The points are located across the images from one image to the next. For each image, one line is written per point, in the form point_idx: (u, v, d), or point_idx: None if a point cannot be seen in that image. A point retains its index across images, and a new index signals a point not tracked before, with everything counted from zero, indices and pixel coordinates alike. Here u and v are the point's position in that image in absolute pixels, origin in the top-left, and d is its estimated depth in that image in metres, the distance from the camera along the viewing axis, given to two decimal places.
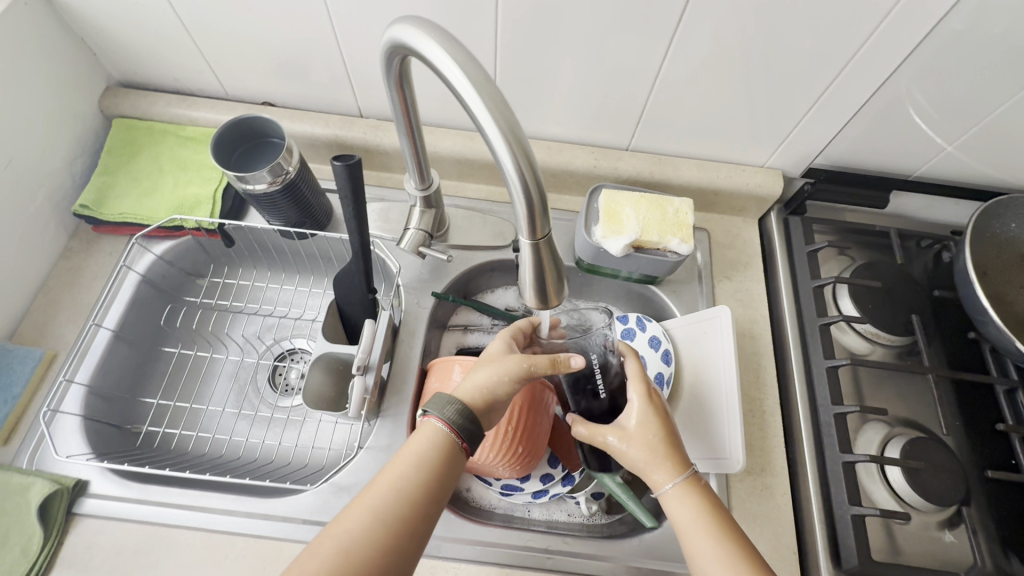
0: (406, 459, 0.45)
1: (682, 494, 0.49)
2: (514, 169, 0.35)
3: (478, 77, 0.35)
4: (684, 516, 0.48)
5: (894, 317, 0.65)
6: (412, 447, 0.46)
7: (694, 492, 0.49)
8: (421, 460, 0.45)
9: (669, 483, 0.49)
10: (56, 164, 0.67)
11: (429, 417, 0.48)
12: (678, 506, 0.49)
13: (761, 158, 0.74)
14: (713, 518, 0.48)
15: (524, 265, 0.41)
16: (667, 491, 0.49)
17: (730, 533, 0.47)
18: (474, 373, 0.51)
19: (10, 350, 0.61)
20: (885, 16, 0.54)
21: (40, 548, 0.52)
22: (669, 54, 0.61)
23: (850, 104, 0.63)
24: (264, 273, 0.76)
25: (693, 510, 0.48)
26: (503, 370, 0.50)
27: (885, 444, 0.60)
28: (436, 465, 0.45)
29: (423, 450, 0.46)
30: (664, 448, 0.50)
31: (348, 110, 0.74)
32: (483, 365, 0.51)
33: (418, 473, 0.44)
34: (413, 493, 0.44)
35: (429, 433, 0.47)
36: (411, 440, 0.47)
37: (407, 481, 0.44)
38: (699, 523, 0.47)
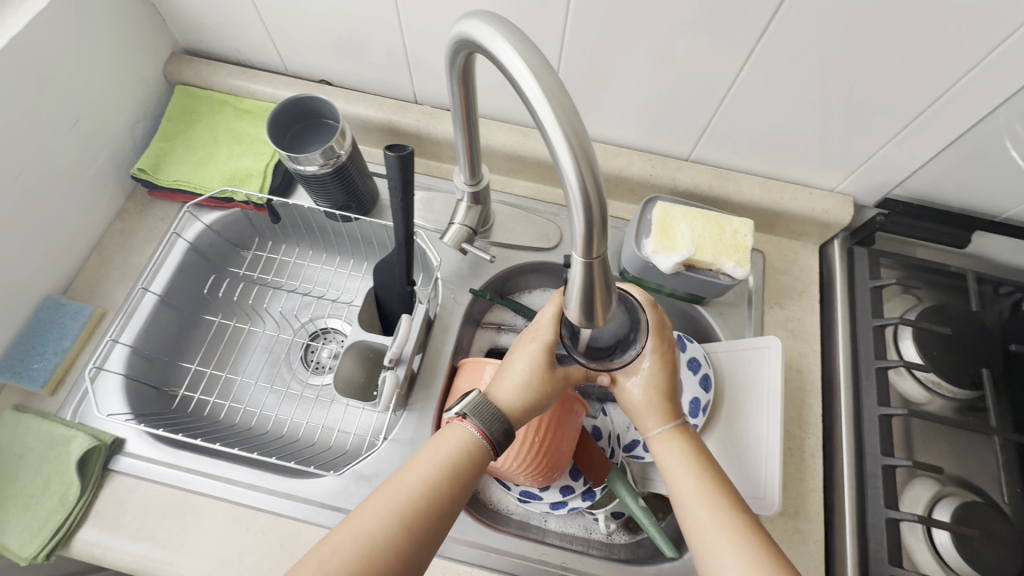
0: (431, 457, 0.44)
1: (672, 439, 0.49)
2: (576, 177, 0.32)
3: (549, 82, 0.32)
4: (668, 458, 0.48)
5: (960, 368, 0.60)
6: (437, 447, 0.45)
7: (681, 439, 0.49)
8: (445, 461, 0.44)
9: (659, 428, 0.49)
10: (119, 126, 0.68)
11: (465, 420, 0.47)
12: (663, 450, 0.49)
13: (831, 182, 0.69)
14: (698, 460, 0.48)
15: (570, 286, 0.38)
16: (657, 437, 0.49)
17: (712, 478, 0.47)
18: (521, 390, 0.48)
19: (64, 306, 0.63)
20: (997, 45, 0.48)
21: (76, 500, 0.54)
22: (748, 63, 0.57)
23: (943, 135, 0.58)
24: (306, 251, 0.76)
25: (681, 456, 0.48)
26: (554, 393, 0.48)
27: (934, 504, 0.56)
28: (460, 466, 0.44)
29: (449, 450, 0.45)
30: (659, 399, 0.50)
31: (403, 95, 0.73)
32: (531, 380, 0.48)
33: (443, 473, 0.44)
34: (437, 491, 0.43)
35: (460, 433, 0.46)
36: (436, 439, 0.46)
37: (430, 480, 0.43)
38: (684, 462, 0.48)
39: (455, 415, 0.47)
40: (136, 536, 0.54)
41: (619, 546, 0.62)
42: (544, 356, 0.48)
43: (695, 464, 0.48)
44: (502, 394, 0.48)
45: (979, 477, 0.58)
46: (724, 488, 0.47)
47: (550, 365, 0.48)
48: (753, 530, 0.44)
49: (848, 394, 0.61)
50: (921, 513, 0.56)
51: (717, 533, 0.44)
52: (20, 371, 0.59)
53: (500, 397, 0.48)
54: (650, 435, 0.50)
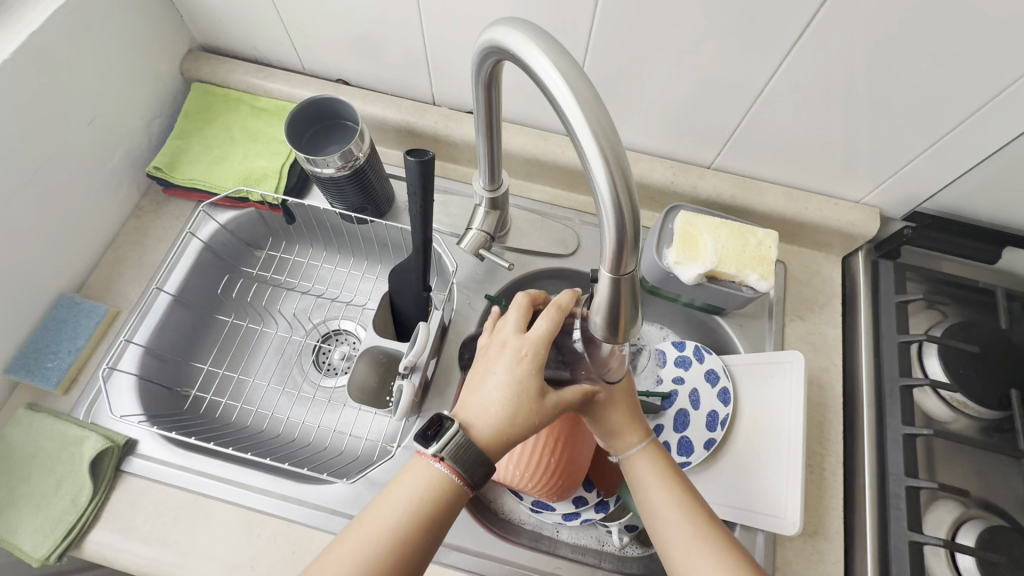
0: (394, 500, 0.43)
1: (648, 454, 0.51)
2: (610, 191, 0.31)
3: (585, 93, 0.31)
4: (643, 474, 0.50)
5: (987, 387, 0.59)
6: (400, 487, 0.44)
7: (655, 454, 0.51)
8: (408, 505, 0.43)
9: (635, 447, 0.51)
10: (135, 123, 0.68)
11: (442, 463, 0.43)
12: (638, 467, 0.51)
13: (858, 193, 0.67)
14: (670, 475, 0.50)
15: (597, 302, 0.36)
16: (633, 453, 0.51)
17: (685, 493, 0.49)
18: (504, 424, 0.44)
19: (78, 304, 0.63)
20: None
21: (88, 501, 0.54)
22: (778, 72, 0.56)
23: (977, 150, 0.56)
24: (319, 252, 0.75)
25: (655, 471, 0.50)
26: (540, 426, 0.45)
27: (957, 526, 0.55)
28: (426, 512, 0.43)
29: (415, 493, 0.43)
30: (632, 416, 0.51)
31: (421, 96, 0.72)
32: (516, 415, 0.44)
33: (407, 519, 0.42)
34: (402, 537, 0.42)
35: (427, 471, 0.44)
36: (401, 478, 0.44)
37: (393, 526, 0.42)
38: (658, 478, 0.50)
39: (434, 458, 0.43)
40: (148, 539, 0.53)
41: (631, 559, 0.60)
42: (531, 386, 0.44)
43: (668, 479, 0.50)
44: (481, 425, 0.44)
45: (1005, 500, 0.56)
46: (696, 502, 0.49)
47: (537, 397, 0.44)
48: (723, 539, 0.47)
49: (870, 411, 0.60)
50: (944, 536, 0.54)
51: (693, 546, 0.46)
52: (34, 369, 0.59)
53: (483, 430, 0.44)
54: (626, 453, 0.51)
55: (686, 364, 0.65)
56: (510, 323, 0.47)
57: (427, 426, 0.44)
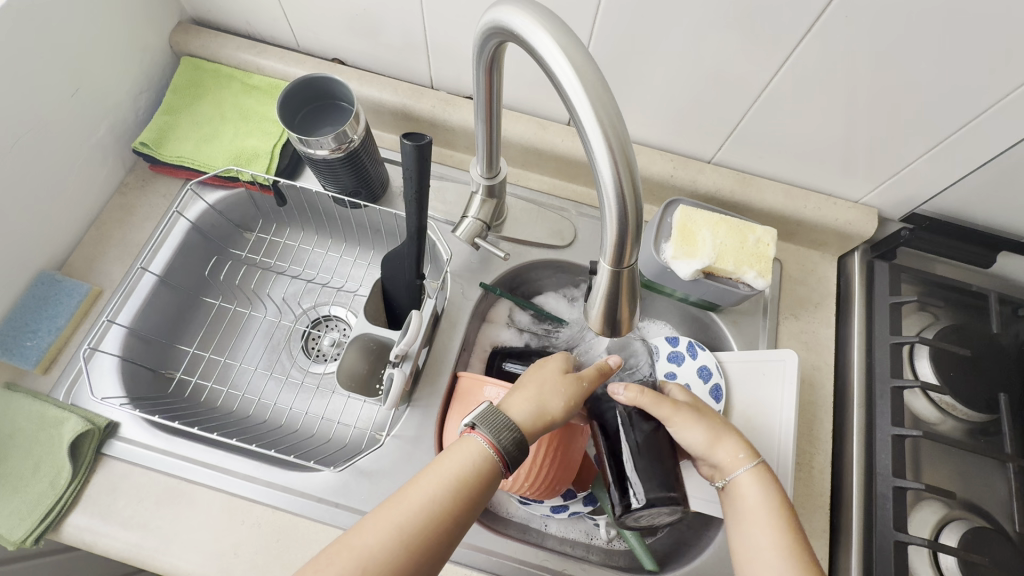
0: (441, 477, 0.43)
1: (755, 478, 0.50)
2: (613, 182, 0.30)
3: (592, 80, 0.30)
4: (755, 499, 0.49)
5: (976, 390, 0.59)
6: (449, 463, 0.43)
7: (767, 479, 0.50)
8: (455, 483, 0.43)
9: (742, 469, 0.50)
10: (121, 96, 0.65)
11: (475, 432, 0.45)
12: (747, 488, 0.50)
13: (857, 193, 0.67)
14: (783, 508, 0.48)
15: (595, 295, 0.36)
16: (740, 474, 0.50)
17: (796, 526, 0.48)
18: (537, 395, 0.48)
19: (59, 282, 0.61)
20: None
21: (68, 483, 0.53)
22: (784, 67, 0.55)
23: (978, 155, 0.56)
24: (310, 236, 0.74)
25: (761, 495, 0.49)
26: (572, 395, 0.49)
27: (940, 527, 0.55)
28: (467, 489, 0.43)
29: (459, 471, 0.43)
30: (733, 436, 0.52)
31: (419, 79, 0.70)
32: (545, 384, 0.49)
33: (448, 496, 0.42)
34: (440, 513, 0.42)
35: (472, 453, 0.44)
36: (449, 456, 0.44)
37: (435, 503, 0.42)
38: (771, 509, 0.48)
39: (467, 429, 0.46)
40: (128, 524, 0.52)
41: (619, 552, 0.61)
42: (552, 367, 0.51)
43: (776, 510, 0.48)
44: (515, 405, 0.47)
45: (988, 502, 0.57)
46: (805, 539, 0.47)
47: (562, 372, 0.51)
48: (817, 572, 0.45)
49: (860, 412, 0.60)
50: (928, 536, 0.55)
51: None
52: (12, 348, 0.57)
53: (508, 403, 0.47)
54: (733, 473, 0.50)
55: (678, 360, 0.64)
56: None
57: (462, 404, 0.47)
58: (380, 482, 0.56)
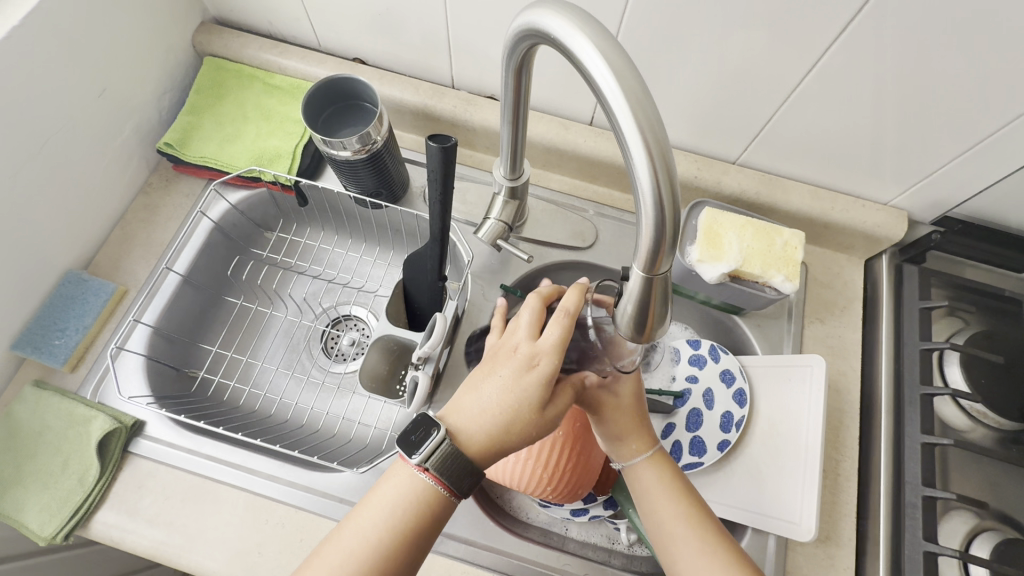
0: (375, 513, 0.41)
1: (653, 465, 0.50)
2: (652, 188, 0.29)
3: (631, 82, 0.29)
4: (650, 485, 0.49)
5: (1010, 398, 0.57)
6: (381, 500, 0.42)
7: (664, 464, 0.50)
8: (391, 518, 0.41)
9: (640, 456, 0.50)
10: (145, 96, 0.66)
11: (425, 471, 0.41)
12: (645, 476, 0.49)
13: (886, 195, 0.65)
14: (679, 489, 0.49)
15: (625, 301, 0.35)
16: (635, 461, 0.50)
17: (699, 508, 0.48)
18: (502, 437, 0.42)
19: (86, 281, 0.62)
20: None
21: (96, 480, 0.53)
22: (815, 68, 0.53)
23: (1013, 159, 0.54)
24: (330, 236, 0.74)
25: (659, 481, 0.49)
26: (541, 433, 0.44)
27: (971, 538, 0.54)
28: (404, 521, 0.41)
29: (390, 506, 0.42)
30: (638, 423, 0.50)
31: (440, 79, 0.70)
32: (514, 421, 0.42)
33: (385, 531, 0.41)
34: (380, 551, 0.41)
35: (403, 482, 0.42)
36: (381, 490, 0.43)
37: (372, 542, 0.41)
38: (666, 492, 0.49)
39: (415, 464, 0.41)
40: (155, 521, 0.53)
41: (640, 558, 0.60)
42: (534, 399, 0.42)
43: (677, 492, 0.49)
44: (471, 434, 0.42)
45: (1021, 512, 0.56)
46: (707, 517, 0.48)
47: (540, 407, 0.42)
48: (734, 552, 0.46)
49: (888, 419, 0.59)
50: (958, 547, 0.54)
51: (699, 559, 0.46)
52: (41, 347, 0.58)
53: (469, 439, 0.42)
54: (630, 461, 0.50)
55: (700, 363, 0.64)
56: (522, 323, 0.45)
57: (411, 433, 0.41)
58: None
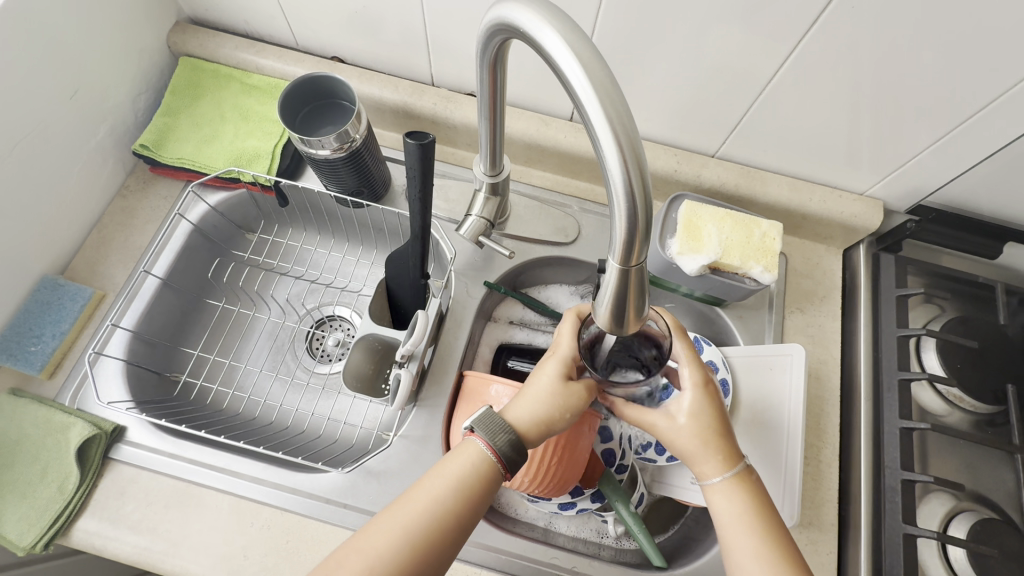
0: (443, 478, 0.43)
1: (732, 490, 0.46)
2: (623, 180, 0.30)
3: (601, 76, 0.30)
4: (726, 509, 0.46)
5: (984, 381, 0.58)
6: (453, 466, 0.43)
7: (745, 490, 0.47)
8: (458, 484, 0.43)
9: (718, 478, 0.47)
10: (120, 98, 0.65)
11: (473, 435, 0.45)
12: (723, 499, 0.47)
13: (861, 185, 0.67)
14: (759, 515, 0.46)
15: (602, 293, 0.35)
16: (714, 484, 0.47)
17: (773, 537, 0.45)
18: (520, 398, 0.47)
19: (62, 286, 0.61)
20: None
21: (76, 488, 0.52)
22: (789, 58, 0.54)
23: (983, 145, 0.55)
24: (313, 236, 0.74)
25: (738, 507, 0.46)
26: (570, 406, 0.46)
27: (949, 519, 0.55)
28: (471, 489, 0.43)
29: (462, 473, 0.43)
30: (714, 441, 0.48)
31: (419, 76, 0.70)
32: (537, 390, 0.47)
33: (453, 496, 0.42)
34: (444, 515, 0.42)
35: (472, 453, 0.44)
36: (455, 456, 0.44)
37: (440, 503, 0.42)
38: (745, 519, 0.45)
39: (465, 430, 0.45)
40: (137, 527, 0.52)
41: (629, 548, 0.61)
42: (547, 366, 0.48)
43: (754, 520, 0.45)
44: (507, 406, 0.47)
45: (996, 493, 0.57)
46: (786, 545, 0.45)
47: (562, 380, 0.47)
48: None
49: (868, 405, 0.60)
50: (936, 528, 0.55)
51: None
52: (16, 353, 0.57)
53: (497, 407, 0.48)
54: (708, 482, 0.47)
55: None
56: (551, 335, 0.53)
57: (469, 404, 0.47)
58: (388, 483, 0.56)
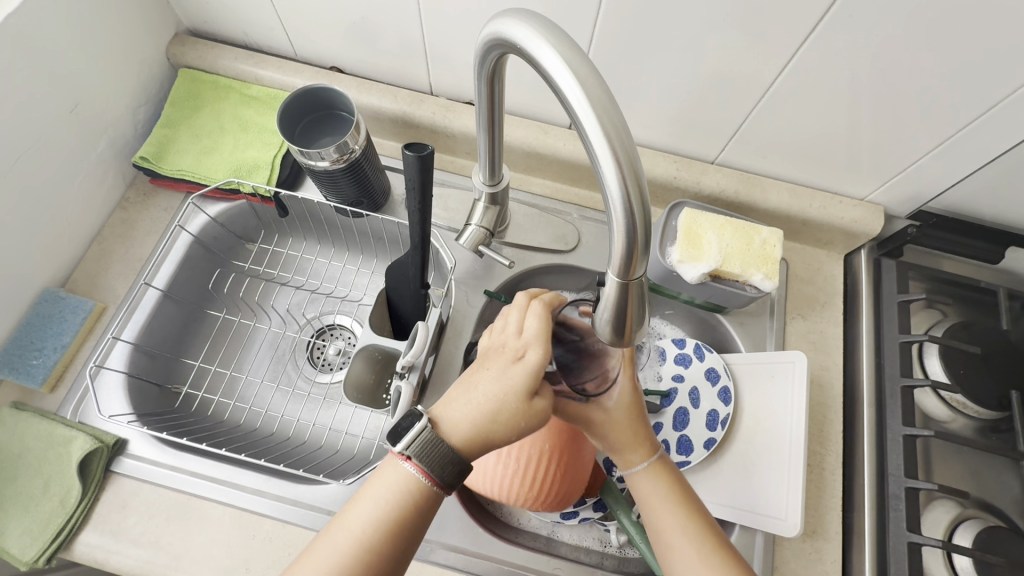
0: (368, 507, 0.41)
1: (655, 474, 0.48)
2: (621, 194, 0.30)
3: (597, 91, 0.30)
4: (651, 495, 0.48)
5: (988, 388, 0.58)
6: (370, 495, 0.41)
7: (664, 472, 0.48)
8: (378, 512, 0.41)
9: (641, 465, 0.48)
10: (120, 111, 0.65)
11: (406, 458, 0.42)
12: (646, 486, 0.48)
13: (862, 191, 0.66)
14: (680, 496, 0.48)
15: (601, 305, 0.35)
16: (638, 471, 0.48)
17: (696, 513, 0.47)
18: (474, 416, 0.41)
19: (63, 299, 0.61)
20: None
21: (78, 501, 0.53)
22: (788, 65, 0.54)
23: (984, 151, 0.55)
24: (313, 246, 0.74)
25: (661, 491, 0.48)
26: (528, 429, 0.42)
27: (954, 527, 0.55)
28: (392, 515, 0.41)
29: (380, 500, 0.41)
30: (636, 429, 0.48)
31: (418, 86, 0.70)
32: (497, 410, 0.41)
33: (375, 525, 0.40)
34: (369, 547, 0.40)
35: (398, 478, 0.41)
36: (373, 483, 0.42)
37: (362, 536, 0.40)
38: (667, 499, 0.47)
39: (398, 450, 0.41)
40: (139, 541, 0.52)
41: (633, 558, 0.60)
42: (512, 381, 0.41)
43: (678, 502, 0.47)
44: (453, 423, 0.42)
45: (1002, 500, 0.56)
46: (705, 518, 0.47)
47: (525, 397, 0.41)
48: (737, 563, 0.45)
49: (871, 412, 0.60)
50: (941, 537, 0.54)
51: (696, 563, 0.45)
52: (17, 367, 0.57)
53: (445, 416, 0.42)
54: (631, 471, 0.48)
55: (685, 362, 0.65)
56: (510, 320, 0.43)
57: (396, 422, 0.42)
58: None
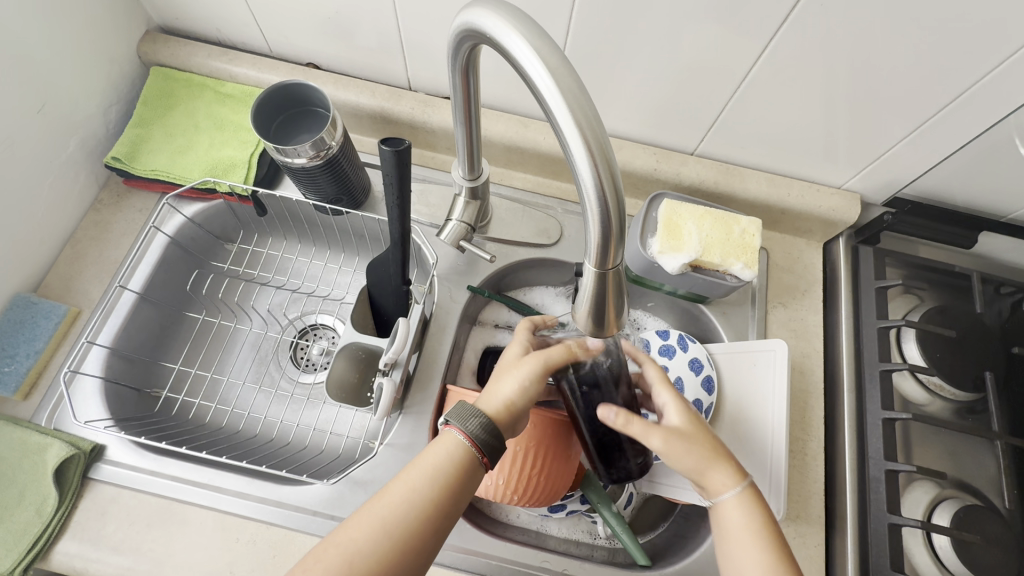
0: (423, 469, 0.42)
1: (744, 503, 0.46)
2: (593, 181, 0.30)
3: (567, 80, 0.30)
4: (738, 525, 0.45)
5: (963, 370, 0.59)
6: (431, 457, 0.43)
7: (753, 502, 0.46)
8: (437, 474, 0.42)
9: (728, 492, 0.46)
10: (90, 110, 0.64)
11: (451, 427, 0.44)
12: (733, 515, 0.45)
13: (839, 179, 0.67)
14: (767, 527, 0.45)
15: (581, 295, 0.35)
16: (724, 498, 0.46)
17: (779, 544, 0.44)
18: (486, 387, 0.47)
19: (35, 304, 0.59)
20: (1014, 52, 0.47)
21: (54, 510, 0.51)
22: (762, 55, 0.54)
23: (954, 137, 0.56)
24: (294, 245, 0.73)
25: (749, 520, 0.45)
26: (526, 376, 0.45)
27: (933, 507, 0.55)
28: (449, 482, 0.42)
29: (438, 463, 0.42)
30: (715, 450, 0.47)
31: (397, 81, 0.69)
32: (496, 375, 0.48)
33: (432, 489, 0.41)
34: (424, 507, 0.41)
35: (449, 446, 0.43)
36: (433, 447, 0.43)
37: (421, 495, 0.41)
38: (750, 531, 0.45)
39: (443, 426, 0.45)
40: (119, 548, 0.51)
41: (621, 549, 0.61)
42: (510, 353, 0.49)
43: (763, 532, 0.45)
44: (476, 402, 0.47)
45: (980, 480, 0.58)
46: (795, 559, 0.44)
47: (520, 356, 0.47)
48: None
49: (851, 396, 0.61)
50: (921, 517, 0.55)
51: None
52: None
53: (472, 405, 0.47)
54: (720, 497, 0.46)
55: (670, 353, 0.64)
56: None
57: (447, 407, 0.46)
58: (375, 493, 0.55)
